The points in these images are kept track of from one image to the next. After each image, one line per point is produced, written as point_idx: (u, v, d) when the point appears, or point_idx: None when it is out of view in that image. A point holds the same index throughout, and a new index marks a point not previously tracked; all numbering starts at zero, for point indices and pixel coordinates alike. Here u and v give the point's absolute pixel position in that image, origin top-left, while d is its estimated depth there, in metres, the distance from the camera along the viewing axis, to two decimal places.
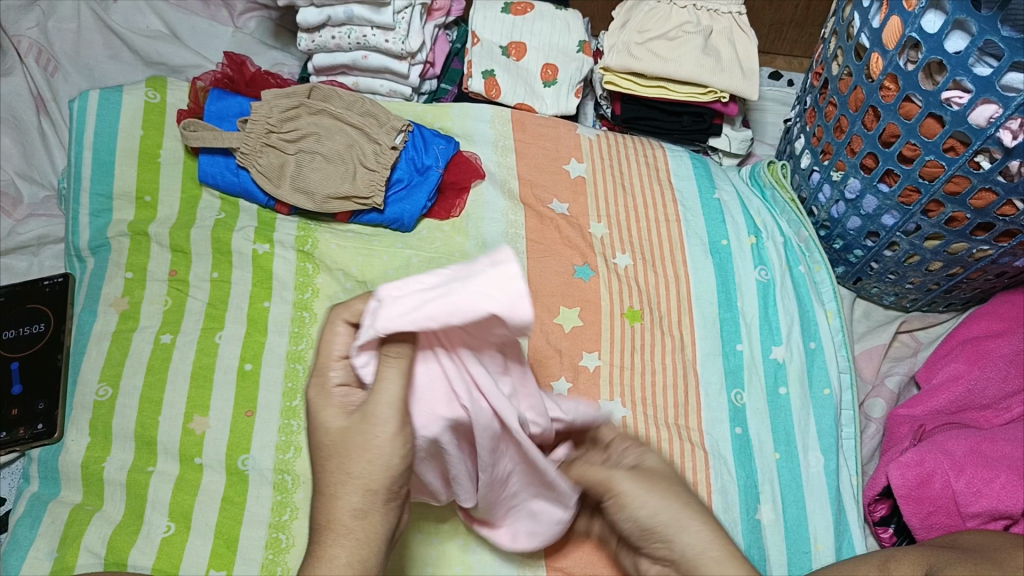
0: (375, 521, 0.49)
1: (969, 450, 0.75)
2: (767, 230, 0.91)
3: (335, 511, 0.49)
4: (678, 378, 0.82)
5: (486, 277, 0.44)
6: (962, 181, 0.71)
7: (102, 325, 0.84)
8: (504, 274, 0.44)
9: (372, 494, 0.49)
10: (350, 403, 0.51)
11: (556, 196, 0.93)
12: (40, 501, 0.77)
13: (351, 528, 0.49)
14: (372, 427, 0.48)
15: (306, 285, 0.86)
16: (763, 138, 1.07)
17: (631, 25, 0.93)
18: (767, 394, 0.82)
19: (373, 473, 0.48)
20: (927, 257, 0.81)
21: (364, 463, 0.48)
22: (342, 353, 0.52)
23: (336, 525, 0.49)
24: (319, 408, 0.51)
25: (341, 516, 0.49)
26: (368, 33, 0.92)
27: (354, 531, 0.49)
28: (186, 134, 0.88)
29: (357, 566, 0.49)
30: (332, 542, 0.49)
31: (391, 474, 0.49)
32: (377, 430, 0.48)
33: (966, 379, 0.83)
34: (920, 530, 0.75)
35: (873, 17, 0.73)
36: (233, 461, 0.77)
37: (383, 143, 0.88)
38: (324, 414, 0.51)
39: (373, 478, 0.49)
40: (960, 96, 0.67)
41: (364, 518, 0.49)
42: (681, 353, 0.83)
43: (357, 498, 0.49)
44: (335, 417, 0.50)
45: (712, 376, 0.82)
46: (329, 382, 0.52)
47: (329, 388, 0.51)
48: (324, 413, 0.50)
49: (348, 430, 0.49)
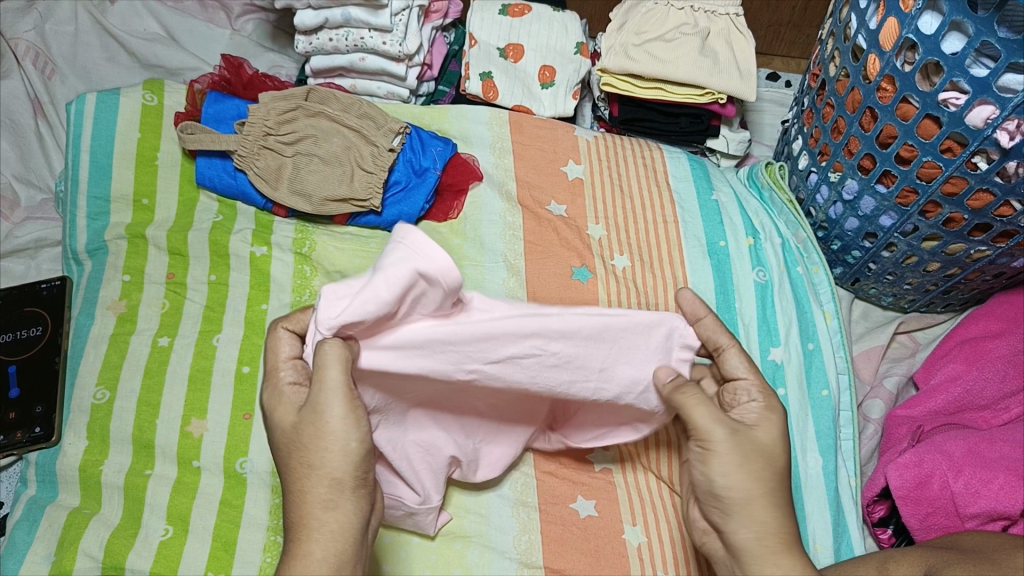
0: (344, 511, 0.52)
1: (968, 451, 0.75)
2: (765, 231, 0.91)
3: (305, 507, 0.52)
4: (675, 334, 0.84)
5: (398, 250, 0.49)
6: (960, 182, 0.71)
7: (100, 328, 0.84)
8: (412, 242, 0.48)
9: (339, 484, 0.52)
10: (301, 399, 0.55)
11: (554, 197, 0.93)
12: (38, 505, 0.77)
13: (323, 521, 0.52)
14: (323, 417, 0.51)
15: (304, 287, 0.86)
16: (761, 139, 1.07)
17: (629, 27, 0.93)
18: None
19: (333, 461, 0.51)
20: (925, 258, 0.81)
21: (322, 453, 0.51)
22: (289, 354, 0.57)
23: (310, 520, 0.52)
24: (274, 409, 0.54)
25: (310, 510, 0.52)
26: (365, 35, 0.92)
27: (326, 523, 0.52)
28: (183, 137, 0.88)
29: (333, 557, 0.52)
30: (305, 536, 0.52)
31: (354, 462, 0.52)
32: (328, 419, 0.51)
33: (964, 380, 0.83)
34: (919, 531, 0.75)
35: (871, 18, 0.73)
36: (232, 464, 0.77)
37: (381, 145, 0.88)
38: (280, 414, 0.54)
39: (335, 467, 0.51)
40: (957, 97, 0.67)
41: (333, 509, 0.52)
42: None
43: (323, 489, 0.52)
44: (290, 415, 0.54)
45: None
46: (281, 382, 0.55)
47: (280, 387, 0.55)
48: (278, 412, 0.54)
49: (301, 426, 0.52)
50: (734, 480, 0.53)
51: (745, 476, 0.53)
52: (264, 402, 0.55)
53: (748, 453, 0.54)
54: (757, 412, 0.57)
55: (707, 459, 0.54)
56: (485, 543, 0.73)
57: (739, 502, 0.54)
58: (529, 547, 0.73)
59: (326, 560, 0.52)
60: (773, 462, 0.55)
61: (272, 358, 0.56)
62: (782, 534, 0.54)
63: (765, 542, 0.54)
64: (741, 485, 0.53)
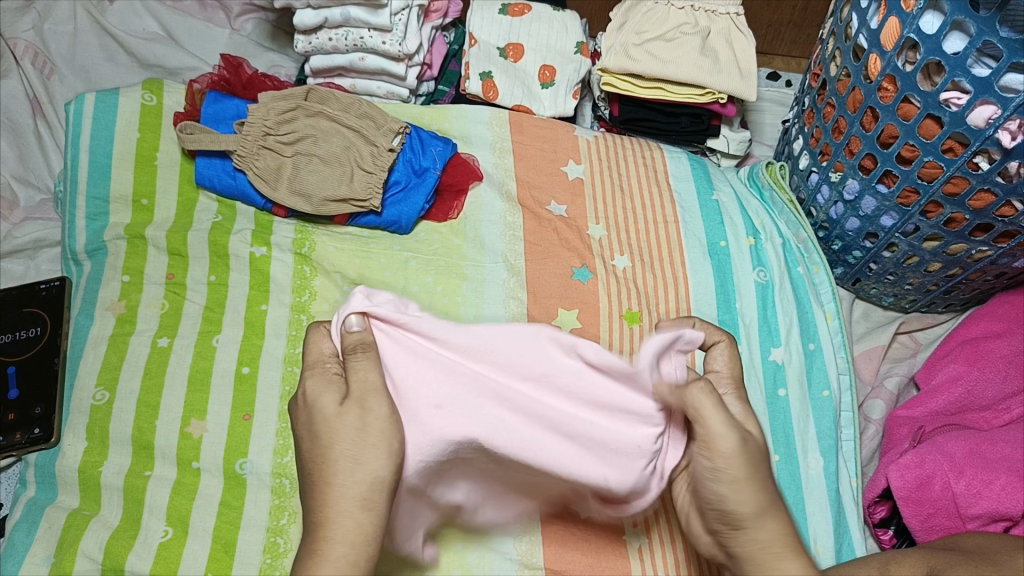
0: (379, 512, 0.52)
1: (969, 452, 0.75)
2: (766, 231, 0.91)
3: (341, 504, 0.51)
4: (671, 307, 0.86)
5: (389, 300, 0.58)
6: (961, 182, 0.71)
7: (100, 329, 0.84)
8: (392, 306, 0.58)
9: (379, 485, 0.52)
10: (343, 384, 0.55)
11: (554, 197, 0.92)
12: (38, 507, 0.76)
13: (359, 522, 0.51)
14: (371, 412, 0.53)
15: (304, 288, 0.86)
16: (761, 138, 1.07)
17: (629, 27, 0.93)
18: (763, 397, 0.81)
19: (378, 460, 0.52)
20: (926, 258, 0.81)
21: (372, 448, 0.52)
22: (331, 351, 0.58)
23: (344, 519, 0.51)
24: (317, 394, 0.55)
25: (348, 508, 0.51)
26: (364, 35, 0.92)
27: (362, 525, 0.51)
28: (182, 137, 0.87)
29: (363, 561, 0.51)
30: (338, 536, 0.51)
31: (397, 463, 0.52)
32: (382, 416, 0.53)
33: (966, 380, 0.83)
34: (919, 532, 0.75)
35: (872, 18, 0.73)
36: (231, 465, 0.77)
37: (381, 145, 0.87)
38: (322, 400, 0.55)
39: (378, 466, 0.52)
40: (958, 96, 0.66)
41: (371, 510, 0.51)
42: None
43: (364, 487, 0.51)
44: (332, 403, 0.54)
45: None
46: (327, 370, 0.56)
47: (329, 377, 0.56)
48: (323, 397, 0.55)
49: (349, 417, 0.53)
50: (744, 495, 0.50)
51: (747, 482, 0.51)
52: (307, 389, 0.55)
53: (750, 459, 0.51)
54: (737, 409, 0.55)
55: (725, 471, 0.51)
56: (486, 544, 0.73)
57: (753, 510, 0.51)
58: (529, 548, 0.73)
59: (357, 563, 0.51)
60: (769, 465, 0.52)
61: (316, 352, 0.57)
62: (785, 540, 0.51)
63: (770, 549, 0.51)
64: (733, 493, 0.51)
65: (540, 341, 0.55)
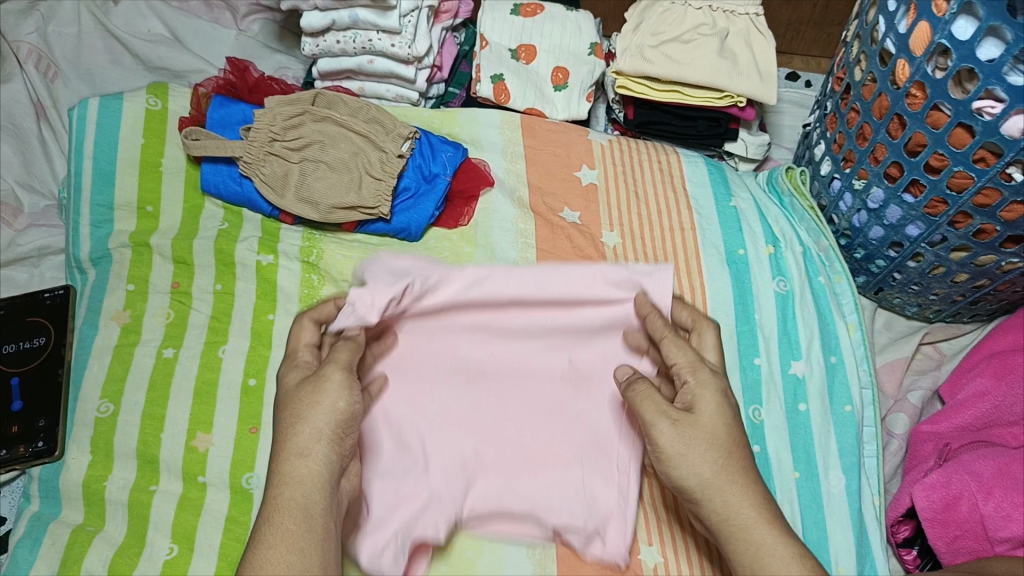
0: (316, 460, 0.58)
1: (998, 471, 0.72)
2: (786, 239, 0.88)
3: (284, 454, 0.58)
4: None
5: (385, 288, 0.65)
6: (993, 193, 0.68)
7: (104, 339, 0.83)
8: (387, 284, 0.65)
9: (317, 436, 0.58)
10: (308, 367, 0.64)
11: (566, 204, 0.90)
12: (41, 522, 0.75)
13: (295, 467, 0.57)
14: (324, 378, 0.60)
15: (311, 297, 0.84)
16: (780, 141, 1.04)
17: (644, 28, 0.90)
18: (747, 417, 0.79)
19: (318, 414, 0.59)
20: (953, 269, 0.78)
21: (312, 405, 0.59)
22: (309, 342, 0.66)
23: (284, 464, 0.58)
24: (287, 372, 0.63)
25: (286, 455, 0.58)
26: (373, 37, 0.89)
27: (297, 469, 0.57)
28: (188, 142, 0.85)
29: (300, 500, 0.57)
30: (279, 479, 0.57)
31: (336, 420, 0.59)
32: (327, 379, 0.60)
33: (993, 396, 0.80)
34: (946, 554, 0.72)
35: (900, 21, 0.69)
36: (237, 480, 0.75)
37: (390, 151, 0.85)
38: (290, 376, 0.63)
39: (318, 420, 0.59)
40: (992, 105, 0.63)
41: (306, 457, 0.58)
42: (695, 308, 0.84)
43: (303, 436, 0.58)
44: (295, 377, 0.62)
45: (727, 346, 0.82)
46: (297, 359, 0.64)
47: (297, 362, 0.64)
48: (289, 373, 0.63)
49: (303, 383, 0.61)
50: (697, 464, 0.58)
51: (694, 463, 0.58)
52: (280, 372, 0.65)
53: (689, 439, 0.58)
54: (690, 392, 0.61)
55: (669, 457, 0.58)
56: (500, 555, 0.72)
57: (717, 487, 0.58)
58: (544, 557, 0.72)
59: (293, 503, 0.56)
60: (716, 439, 0.59)
61: (295, 342, 0.65)
62: (753, 516, 0.57)
63: (732, 521, 0.58)
64: (690, 474, 0.58)
65: (498, 277, 0.69)
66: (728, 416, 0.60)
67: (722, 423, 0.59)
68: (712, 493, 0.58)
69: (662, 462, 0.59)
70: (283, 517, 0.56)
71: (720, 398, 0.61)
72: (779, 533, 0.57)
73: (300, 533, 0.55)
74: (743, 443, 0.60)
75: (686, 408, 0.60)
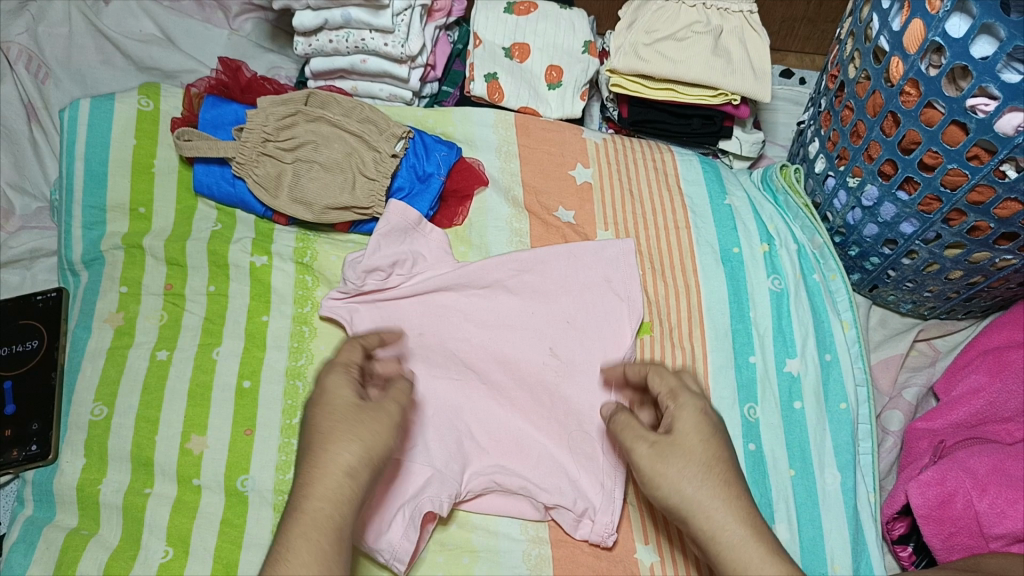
0: (361, 483, 0.57)
1: (992, 468, 0.72)
2: (780, 237, 0.88)
3: (330, 469, 0.56)
4: (685, 320, 0.83)
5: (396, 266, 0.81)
6: (986, 191, 0.68)
7: (97, 342, 0.82)
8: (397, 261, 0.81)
9: (370, 461, 0.58)
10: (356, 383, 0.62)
11: (561, 203, 0.90)
12: (35, 526, 0.75)
13: (342, 486, 0.56)
14: (384, 409, 0.60)
15: (306, 298, 0.84)
16: (775, 139, 1.04)
17: (638, 26, 0.90)
18: (742, 415, 0.79)
19: (377, 439, 0.58)
20: (947, 266, 0.79)
21: (372, 430, 0.59)
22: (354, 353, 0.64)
23: (330, 480, 0.56)
24: (337, 385, 0.61)
25: (335, 473, 0.56)
26: (366, 36, 0.89)
27: (343, 488, 0.56)
28: (180, 144, 0.84)
29: (335, 521, 0.56)
30: (319, 494, 0.56)
31: (386, 451, 0.59)
32: (390, 411, 0.60)
33: (988, 392, 0.80)
34: (941, 551, 0.73)
35: (894, 19, 0.69)
36: (232, 482, 0.75)
37: (383, 151, 0.85)
38: (339, 388, 0.61)
39: (377, 446, 0.58)
40: (986, 103, 0.63)
41: (353, 478, 0.57)
42: (690, 300, 0.84)
43: (357, 457, 0.57)
44: (350, 393, 0.61)
45: (721, 344, 0.82)
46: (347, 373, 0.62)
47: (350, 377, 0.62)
48: (342, 386, 0.61)
49: (364, 406, 0.60)
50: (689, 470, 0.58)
51: (685, 469, 0.58)
52: (326, 379, 0.62)
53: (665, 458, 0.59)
54: (670, 415, 0.61)
55: (650, 478, 0.59)
56: (495, 559, 0.71)
57: (700, 502, 0.57)
58: (539, 561, 0.71)
59: (330, 524, 0.55)
60: (691, 456, 0.59)
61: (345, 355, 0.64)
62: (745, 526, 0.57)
63: (719, 539, 0.57)
64: (682, 482, 0.58)
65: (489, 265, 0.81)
66: (705, 431, 0.60)
67: (700, 441, 0.59)
68: (695, 509, 0.58)
69: (653, 472, 0.59)
70: (318, 536, 0.55)
71: (699, 416, 0.61)
72: (767, 550, 0.56)
73: (332, 554, 0.55)
74: (721, 457, 0.60)
75: (666, 430, 0.61)
